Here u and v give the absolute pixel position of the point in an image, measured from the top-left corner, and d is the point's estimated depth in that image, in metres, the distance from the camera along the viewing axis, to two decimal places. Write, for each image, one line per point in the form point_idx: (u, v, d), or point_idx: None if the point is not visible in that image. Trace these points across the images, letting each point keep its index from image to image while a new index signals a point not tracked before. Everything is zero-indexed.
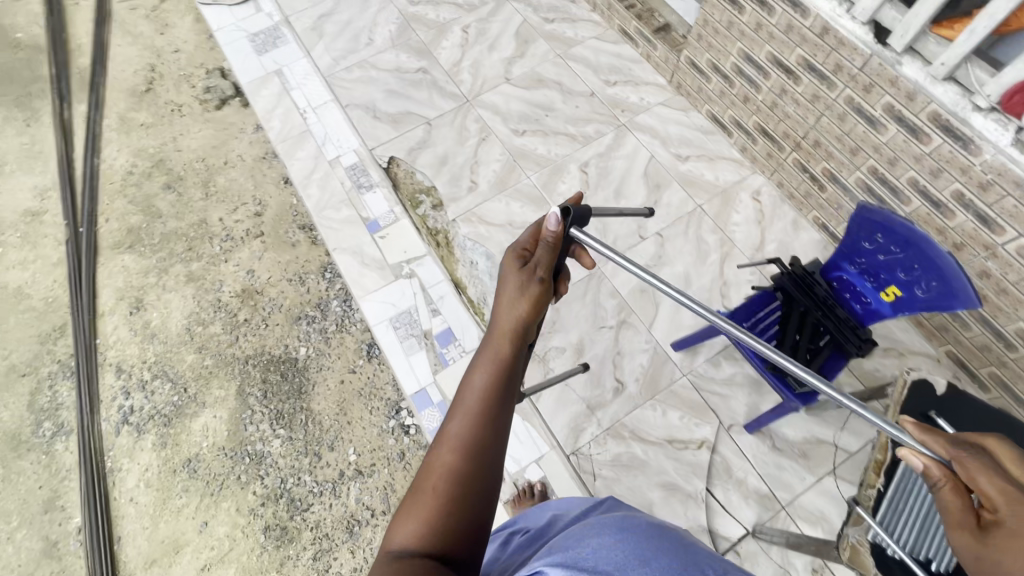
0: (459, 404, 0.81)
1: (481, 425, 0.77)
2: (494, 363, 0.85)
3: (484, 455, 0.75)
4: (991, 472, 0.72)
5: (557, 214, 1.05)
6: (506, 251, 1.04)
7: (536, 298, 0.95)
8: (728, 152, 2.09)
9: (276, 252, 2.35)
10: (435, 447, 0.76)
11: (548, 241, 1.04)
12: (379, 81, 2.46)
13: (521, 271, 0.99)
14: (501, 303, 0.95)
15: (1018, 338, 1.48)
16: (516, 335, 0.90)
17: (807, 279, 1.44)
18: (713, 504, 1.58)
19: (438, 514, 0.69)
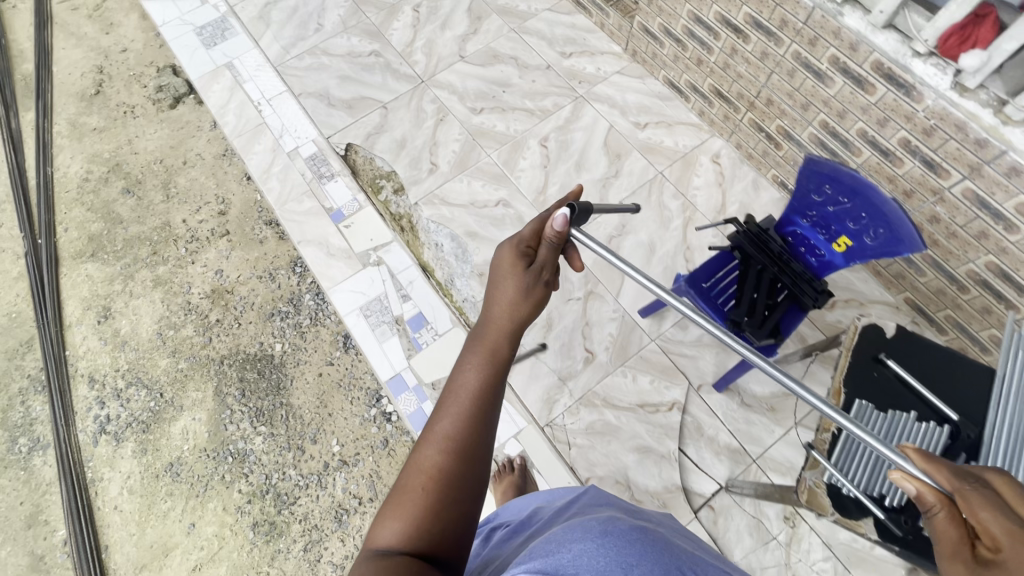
0: (451, 403, 0.79)
1: (474, 428, 0.76)
2: (489, 364, 0.84)
3: (473, 458, 0.74)
4: (1000, 513, 0.67)
5: (564, 215, 0.97)
6: (508, 244, 1.00)
7: (537, 302, 0.95)
8: (686, 117, 2.10)
9: (244, 250, 2.31)
10: (424, 445, 0.74)
11: (551, 241, 0.99)
12: (332, 67, 2.41)
13: (522, 269, 0.97)
14: (499, 302, 0.93)
15: (968, 279, 1.51)
16: (512, 337, 0.90)
17: (762, 236, 1.46)
18: (686, 462, 1.63)
19: (424, 515, 0.68)
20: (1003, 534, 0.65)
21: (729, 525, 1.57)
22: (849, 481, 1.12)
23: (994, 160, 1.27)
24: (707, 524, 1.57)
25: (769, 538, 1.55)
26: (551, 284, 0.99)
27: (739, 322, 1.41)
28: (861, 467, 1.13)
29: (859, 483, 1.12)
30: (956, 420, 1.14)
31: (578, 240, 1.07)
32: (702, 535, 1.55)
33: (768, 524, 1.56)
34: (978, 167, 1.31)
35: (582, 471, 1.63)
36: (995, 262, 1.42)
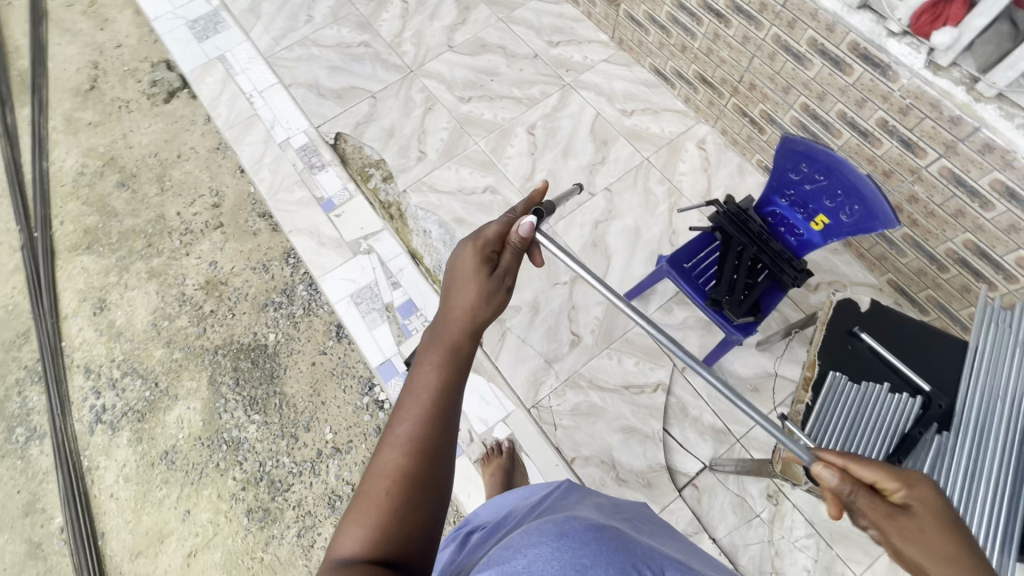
0: (412, 405, 0.78)
1: (436, 428, 0.76)
2: (450, 362, 0.84)
3: (436, 459, 0.73)
4: (873, 460, 0.72)
5: (530, 223, 1.02)
6: (470, 245, 0.99)
7: (500, 304, 0.95)
8: (672, 104, 2.13)
9: (237, 241, 2.33)
10: (384, 449, 0.73)
11: (516, 245, 1.02)
12: (322, 58, 2.43)
13: (485, 270, 0.96)
14: (460, 304, 0.92)
15: (948, 258, 1.53)
16: (474, 335, 0.89)
17: (741, 216, 1.48)
18: (671, 443, 1.65)
19: (388, 520, 0.67)
20: (891, 478, 0.69)
21: (713, 504, 1.59)
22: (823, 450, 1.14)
23: (968, 137, 1.28)
24: (691, 503, 1.59)
25: (753, 516, 1.57)
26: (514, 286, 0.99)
27: (719, 299, 1.43)
28: (834, 436, 1.16)
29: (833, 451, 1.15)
30: (928, 391, 1.16)
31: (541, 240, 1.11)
32: (686, 513, 1.57)
33: (751, 502, 1.58)
34: (953, 145, 1.33)
35: (568, 452, 1.65)
36: (972, 240, 1.44)
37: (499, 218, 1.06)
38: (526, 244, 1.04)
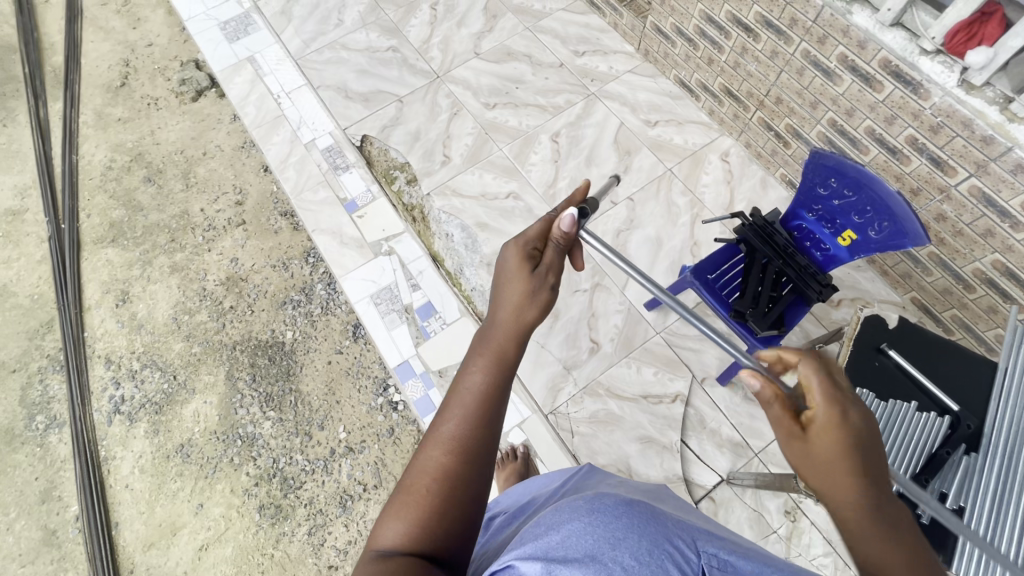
0: (455, 404, 0.78)
1: (479, 429, 0.75)
2: (494, 364, 0.82)
3: (476, 460, 0.73)
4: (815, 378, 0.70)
5: (572, 216, 1.02)
6: (513, 246, 0.99)
7: (545, 306, 0.93)
8: (696, 116, 2.14)
9: (259, 240, 2.36)
10: (427, 446, 0.74)
11: (558, 242, 1.02)
12: (350, 62, 2.48)
13: (528, 270, 0.95)
14: (506, 305, 0.91)
15: (975, 278, 1.52)
16: (520, 339, 0.87)
17: (767, 229, 1.48)
18: (687, 454, 1.65)
19: (428, 515, 0.68)
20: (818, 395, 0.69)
21: (730, 518, 1.58)
22: None
23: (1000, 157, 1.28)
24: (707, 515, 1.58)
25: (770, 532, 1.55)
26: (559, 283, 0.98)
27: (744, 312, 1.43)
28: None
29: None
30: (956, 411, 1.15)
31: (585, 239, 1.11)
32: None
33: (769, 518, 1.57)
34: (984, 164, 1.32)
35: (584, 458, 1.65)
36: (1001, 261, 1.43)
37: (542, 219, 1.07)
38: (569, 241, 1.04)
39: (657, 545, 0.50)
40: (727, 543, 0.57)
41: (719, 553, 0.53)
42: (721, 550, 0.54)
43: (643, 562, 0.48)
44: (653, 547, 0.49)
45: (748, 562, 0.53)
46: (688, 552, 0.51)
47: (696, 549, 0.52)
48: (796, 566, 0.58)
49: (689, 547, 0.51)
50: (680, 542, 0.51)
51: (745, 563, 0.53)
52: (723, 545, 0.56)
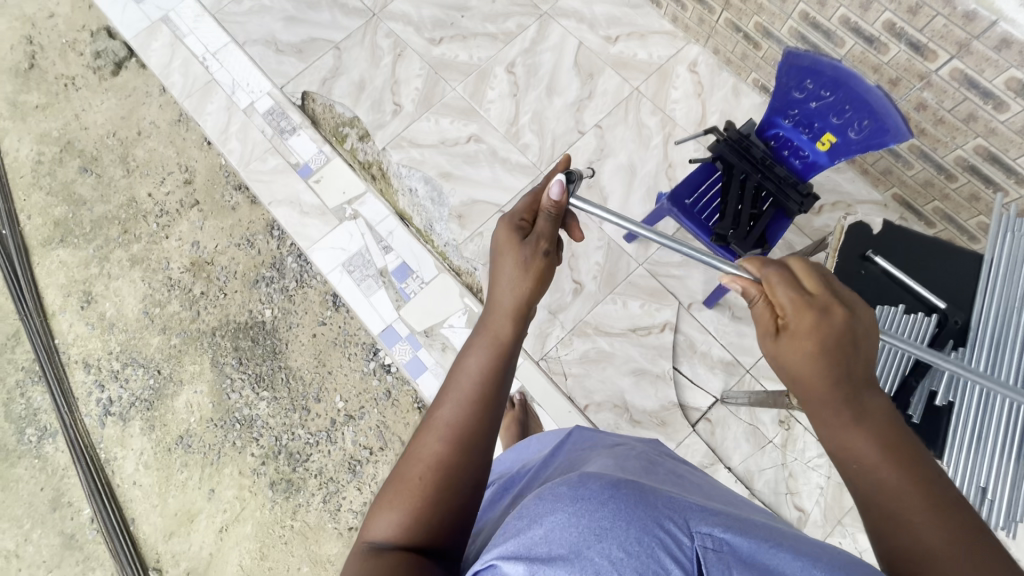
0: (454, 388, 0.72)
1: (479, 414, 0.69)
2: (491, 344, 0.77)
3: (475, 446, 0.67)
4: (789, 287, 0.75)
5: (561, 182, 0.91)
6: (501, 221, 0.92)
7: (541, 276, 0.85)
8: (659, 25, 1.99)
9: (217, 218, 2.21)
10: (424, 432, 0.69)
11: (550, 211, 0.92)
12: (275, 9, 2.25)
13: (519, 242, 0.88)
14: (500, 285, 0.84)
15: (956, 167, 1.47)
16: (517, 316, 0.80)
17: (743, 143, 1.41)
18: (681, 380, 1.66)
19: (423, 505, 0.63)
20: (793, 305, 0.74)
21: (727, 435, 1.61)
22: None
23: (984, 34, 1.19)
24: (705, 435, 1.62)
25: (766, 442, 1.60)
26: (555, 254, 0.90)
27: (726, 234, 1.36)
28: None
29: None
30: (944, 308, 1.14)
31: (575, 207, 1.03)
32: (701, 446, 1.60)
33: (764, 430, 1.61)
34: (966, 44, 1.23)
35: (581, 399, 1.67)
36: (984, 145, 1.37)
37: (532, 192, 0.98)
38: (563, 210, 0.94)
39: (646, 532, 0.46)
40: (723, 519, 0.52)
41: (714, 532, 0.48)
42: (717, 527, 0.49)
43: (631, 553, 0.44)
44: (643, 534, 0.45)
45: (748, 540, 0.48)
46: (681, 536, 0.46)
47: (688, 530, 0.47)
48: (796, 537, 0.53)
49: (681, 530, 0.47)
50: (671, 525, 0.47)
51: (744, 543, 0.47)
52: (718, 521, 0.51)
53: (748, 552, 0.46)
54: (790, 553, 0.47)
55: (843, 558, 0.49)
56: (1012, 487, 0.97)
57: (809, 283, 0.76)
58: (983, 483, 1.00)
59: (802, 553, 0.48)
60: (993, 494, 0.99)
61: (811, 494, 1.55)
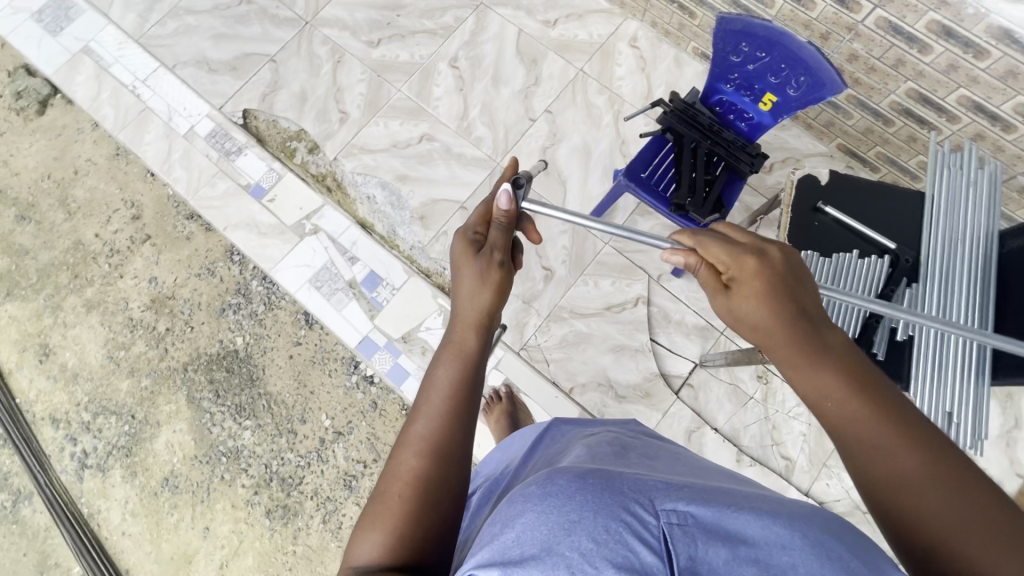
0: (427, 404, 0.72)
1: (453, 426, 0.70)
2: (457, 355, 0.77)
3: (454, 459, 0.68)
4: (722, 244, 0.78)
5: (507, 192, 0.92)
6: (456, 235, 0.92)
7: (499, 285, 0.85)
8: (595, 3, 1.99)
9: (172, 251, 2.12)
10: (401, 450, 0.69)
11: (501, 221, 0.92)
12: (203, 27, 2.17)
13: (473, 253, 0.88)
14: (460, 296, 0.84)
15: (892, 111, 1.53)
16: (481, 326, 0.81)
17: (690, 112, 1.43)
18: (660, 350, 1.69)
19: (406, 523, 0.63)
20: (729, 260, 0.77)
21: (710, 398, 1.66)
22: None
23: None
24: (689, 401, 1.65)
25: (747, 399, 1.65)
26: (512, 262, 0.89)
27: (684, 203, 1.38)
28: None
29: None
30: (894, 249, 1.19)
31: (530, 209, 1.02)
32: (687, 411, 1.64)
33: (745, 387, 1.65)
34: None
35: (565, 382, 1.68)
36: (914, 89, 1.43)
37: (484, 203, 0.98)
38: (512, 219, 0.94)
39: (614, 517, 0.45)
40: (688, 492, 0.52)
41: (679, 506, 0.48)
42: (683, 501, 0.49)
43: (600, 541, 0.43)
44: (611, 520, 0.45)
45: (711, 509, 0.48)
46: (648, 516, 0.46)
47: (655, 510, 0.47)
48: (760, 499, 0.54)
49: (648, 510, 0.47)
50: (638, 508, 0.47)
51: (708, 513, 0.48)
52: (683, 495, 0.51)
53: (713, 520, 0.47)
54: (752, 515, 0.48)
55: (803, 512, 0.50)
56: (973, 407, 1.06)
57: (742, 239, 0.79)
58: (949, 407, 1.07)
59: (766, 514, 0.49)
60: (958, 416, 1.07)
61: (795, 442, 1.61)
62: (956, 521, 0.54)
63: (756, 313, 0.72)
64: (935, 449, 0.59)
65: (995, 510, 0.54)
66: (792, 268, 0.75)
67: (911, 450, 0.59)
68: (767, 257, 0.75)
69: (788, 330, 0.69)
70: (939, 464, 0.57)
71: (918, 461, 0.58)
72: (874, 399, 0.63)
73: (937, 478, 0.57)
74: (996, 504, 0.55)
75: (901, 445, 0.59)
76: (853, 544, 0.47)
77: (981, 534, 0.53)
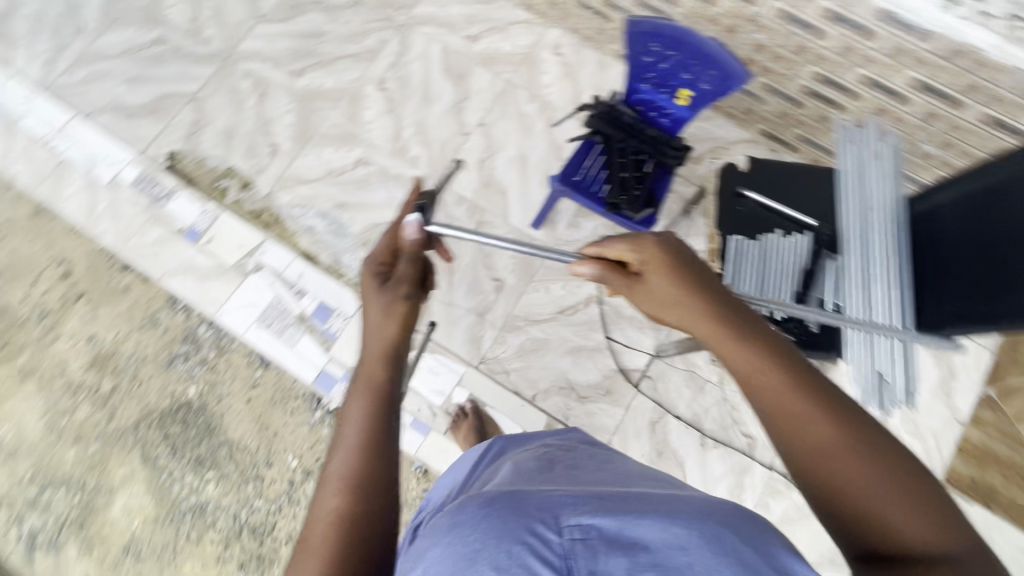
0: (342, 443, 0.75)
1: (369, 461, 0.72)
2: (366, 390, 0.79)
3: (371, 492, 0.70)
4: (626, 243, 0.85)
5: (415, 221, 0.92)
6: (364, 268, 0.92)
7: (405, 315, 0.86)
8: (515, 15, 2.03)
9: (110, 305, 1.99)
10: (321, 493, 0.71)
11: (409, 252, 0.91)
12: (116, 71, 2.09)
13: (378, 285, 0.88)
14: (366, 329, 0.85)
15: (801, 95, 1.61)
16: (389, 356, 0.83)
17: (612, 113, 1.47)
18: (616, 346, 1.68)
19: (329, 563, 0.65)
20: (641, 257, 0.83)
21: None
22: None
23: None
24: (650, 392, 1.68)
25: None
26: (418, 288, 0.89)
27: (618, 202, 1.45)
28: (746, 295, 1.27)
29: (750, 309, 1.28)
30: (815, 225, 1.25)
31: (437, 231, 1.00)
32: (649, 403, 1.67)
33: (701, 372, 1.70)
34: None
35: (527, 390, 1.69)
36: (819, 72, 1.51)
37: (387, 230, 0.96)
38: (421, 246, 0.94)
39: (516, 541, 0.48)
40: (593, 501, 0.55)
41: (583, 520, 0.50)
42: (587, 514, 0.51)
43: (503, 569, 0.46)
44: (514, 544, 0.47)
45: (613, 519, 0.51)
46: (549, 535, 0.48)
47: (558, 527, 0.50)
48: (661, 499, 0.58)
49: (551, 528, 0.49)
50: (542, 527, 0.49)
51: (609, 522, 0.50)
52: (589, 507, 0.53)
53: (615, 530, 0.49)
54: (650, 519, 0.51)
55: (700, 508, 0.54)
56: (902, 365, 1.13)
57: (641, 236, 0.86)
58: (880, 369, 1.13)
59: (663, 516, 0.51)
60: (889, 377, 1.13)
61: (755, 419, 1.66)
62: (870, 486, 0.62)
63: (671, 300, 0.80)
64: (854, 423, 0.66)
65: (904, 473, 0.63)
66: (691, 258, 0.82)
67: (834, 428, 0.65)
68: (665, 249, 0.82)
69: (711, 315, 0.77)
70: (853, 432, 0.65)
71: (837, 432, 0.65)
72: (798, 380, 0.69)
73: (853, 446, 0.64)
74: (899, 461, 0.64)
75: (821, 418, 0.66)
76: (745, 534, 0.50)
77: (888, 492, 0.62)
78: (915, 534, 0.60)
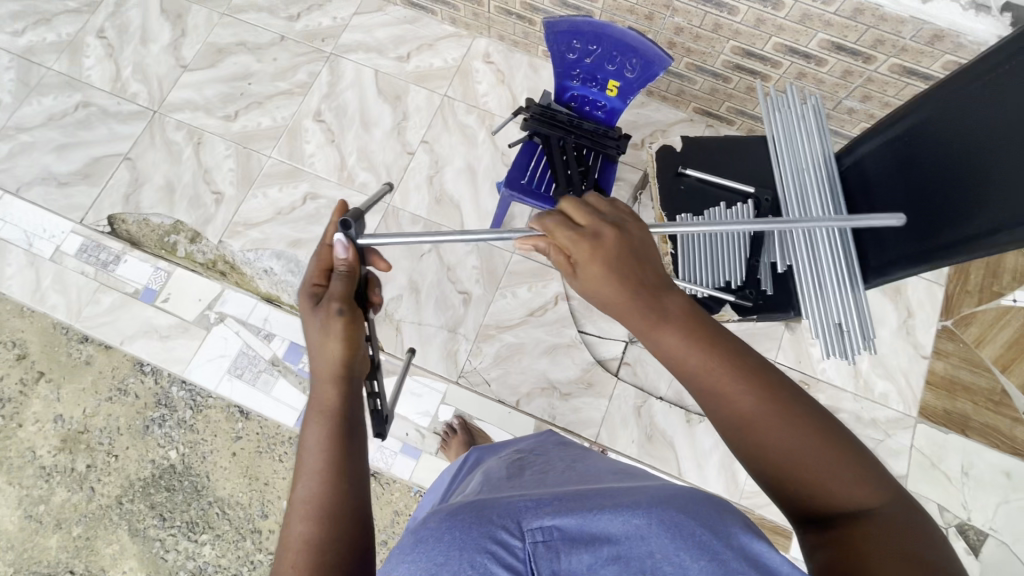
0: (304, 468, 0.75)
1: (332, 483, 0.73)
2: (323, 414, 0.79)
3: (339, 513, 0.71)
4: (561, 229, 0.84)
5: (343, 242, 0.92)
6: (301, 292, 0.93)
7: (347, 334, 0.85)
8: (442, 30, 2.05)
9: (72, 381, 1.92)
10: (288, 520, 0.71)
11: (342, 272, 0.93)
12: (42, 141, 2.02)
13: (317, 308, 0.88)
14: (314, 354, 0.85)
15: (726, 70, 1.67)
16: (340, 378, 0.83)
17: (548, 112, 1.49)
18: (590, 339, 1.74)
19: None
20: (570, 245, 0.83)
21: (649, 370, 1.72)
22: (698, 285, 1.30)
23: None
24: (630, 378, 1.71)
25: None
26: (356, 305, 0.89)
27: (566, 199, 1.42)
28: (703, 270, 1.31)
29: (709, 282, 1.30)
30: (754, 192, 1.31)
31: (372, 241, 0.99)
32: (630, 389, 1.69)
33: None
34: None
35: (510, 397, 1.69)
36: (738, 46, 1.56)
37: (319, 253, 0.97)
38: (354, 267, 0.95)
39: (479, 550, 0.47)
40: (558, 503, 0.55)
41: (546, 522, 0.51)
42: (549, 516, 0.52)
43: None
44: (476, 554, 0.47)
45: (575, 517, 0.51)
46: (513, 540, 0.49)
47: (521, 532, 0.50)
48: (625, 492, 0.59)
49: (513, 534, 0.49)
50: (504, 534, 0.49)
51: (571, 521, 0.51)
52: (552, 508, 0.54)
53: (577, 528, 0.50)
54: (611, 512, 0.52)
55: (661, 496, 0.55)
56: (857, 312, 1.17)
57: (580, 218, 0.85)
58: (838, 319, 1.17)
59: (624, 508, 0.52)
60: (847, 326, 1.17)
61: None
62: (795, 445, 0.64)
63: (600, 286, 0.80)
64: (772, 389, 0.68)
65: (823, 431, 0.65)
66: (623, 238, 0.83)
67: (753, 395, 0.67)
68: (597, 234, 0.83)
69: (631, 296, 0.78)
70: (779, 400, 0.67)
71: (757, 400, 0.67)
72: (717, 351, 0.71)
73: (781, 416, 0.66)
74: (826, 425, 0.65)
75: (740, 387, 0.68)
76: (703, 515, 0.51)
77: (818, 460, 0.63)
78: (847, 490, 0.61)
